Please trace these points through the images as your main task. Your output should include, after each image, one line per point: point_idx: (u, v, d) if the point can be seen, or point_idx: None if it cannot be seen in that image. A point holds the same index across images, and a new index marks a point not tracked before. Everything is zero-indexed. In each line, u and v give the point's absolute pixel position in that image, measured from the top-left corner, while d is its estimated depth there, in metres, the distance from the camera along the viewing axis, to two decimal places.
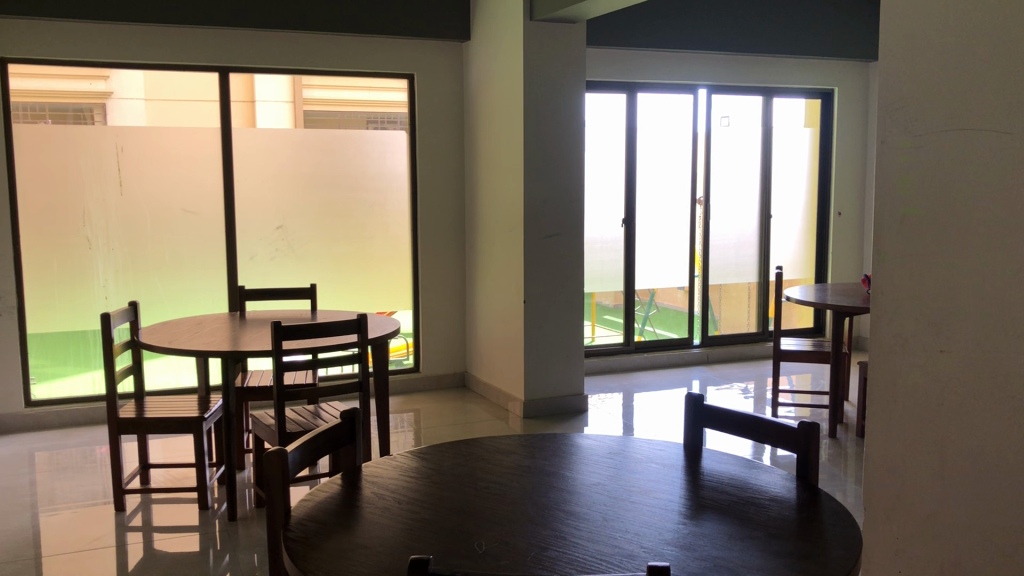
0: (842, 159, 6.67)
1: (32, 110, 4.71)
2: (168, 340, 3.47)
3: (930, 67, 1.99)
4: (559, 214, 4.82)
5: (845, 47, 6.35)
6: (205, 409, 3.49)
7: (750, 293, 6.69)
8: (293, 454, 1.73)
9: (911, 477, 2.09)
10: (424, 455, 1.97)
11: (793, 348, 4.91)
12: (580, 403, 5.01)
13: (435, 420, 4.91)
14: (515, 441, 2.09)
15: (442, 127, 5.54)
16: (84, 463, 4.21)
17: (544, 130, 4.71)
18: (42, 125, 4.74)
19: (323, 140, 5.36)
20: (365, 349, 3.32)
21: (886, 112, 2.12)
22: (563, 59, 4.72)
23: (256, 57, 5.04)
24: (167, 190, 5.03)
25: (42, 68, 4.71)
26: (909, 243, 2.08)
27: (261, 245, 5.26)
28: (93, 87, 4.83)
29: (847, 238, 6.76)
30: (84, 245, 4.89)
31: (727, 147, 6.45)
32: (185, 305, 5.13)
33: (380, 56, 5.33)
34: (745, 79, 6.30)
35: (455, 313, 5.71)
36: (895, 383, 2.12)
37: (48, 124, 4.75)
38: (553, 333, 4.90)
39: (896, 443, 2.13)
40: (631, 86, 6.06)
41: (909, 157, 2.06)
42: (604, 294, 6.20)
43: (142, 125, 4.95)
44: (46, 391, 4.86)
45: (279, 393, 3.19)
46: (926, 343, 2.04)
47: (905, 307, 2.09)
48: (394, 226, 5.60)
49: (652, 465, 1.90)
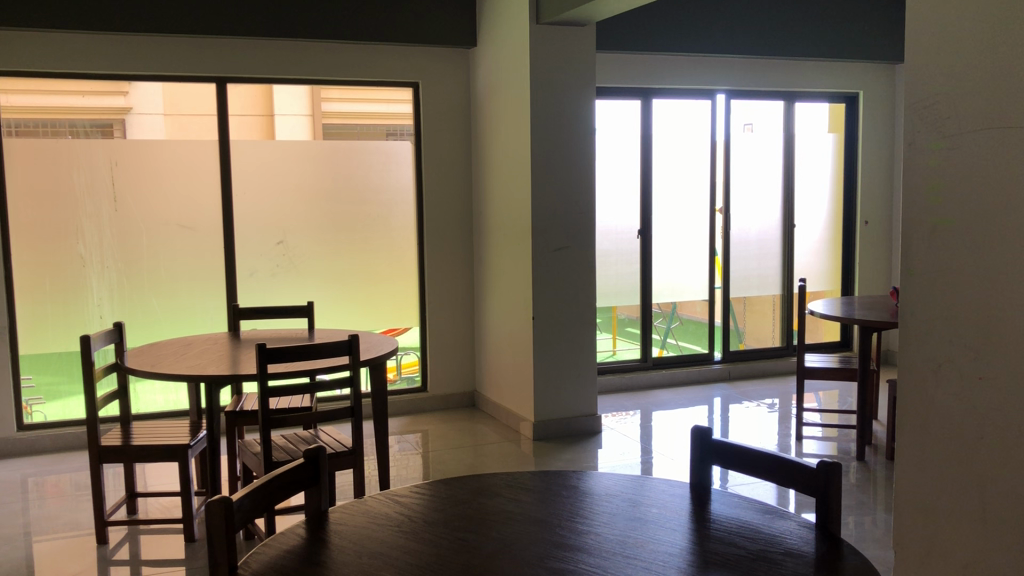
0: (868, 166, 6.41)
1: (45, 125, 4.63)
2: (152, 362, 3.30)
3: (961, 58, 1.78)
4: (569, 226, 4.62)
5: (868, 47, 6.13)
6: (192, 436, 3.32)
7: (774, 305, 6.43)
8: (242, 500, 1.54)
9: (948, 519, 1.86)
10: (401, 498, 1.77)
11: (818, 365, 4.66)
12: (593, 424, 4.80)
13: (442, 443, 4.72)
14: (503, 480, 1.88)
15: (448, 137, 5.35)
16: (73, 489, 4.05)
17: (552, 138, 4.52)
18: (58, 141, 4.66)
19: (326, 152, 5.20)
20: (357, 372, 3.13)
21: (913, 113, 1.91)
22: (571, 64, 4.53)
23: (256, 66, 4.89)
24: (166, 205, 4.90)
25: (52, 83, 4.62)
26: (940, 257, 1.87)
27: (262, 260, 5.11)
28: (110, 102, 4.74)
29: (874, 247, 6.49)
30: (79, 262, 4.76)
31: (749, 154, 6.22)
32: (184, 323, 4.98)
33: (384, 65, 5.17)
34: (764, 83, 6.08)
35: (464, 330, 5.51)
36: (925, 412, 1.91)
37: (63, 140, 4.67)
38: (565, 351, 4.68)
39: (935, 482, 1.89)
40: (645, 92, 5.84)
41: (940, 160, 1.85)
42: (624, 307, 5.98)
43: (158, 139, 4.85)
44: (43, 413, 4.73)
45: (264, 420, 3.01)
46: (959, 370, 1.82)
47: (938, 329, 1.88)
48: (400, 241, 5.43)
49: (654, 510, 1.69)
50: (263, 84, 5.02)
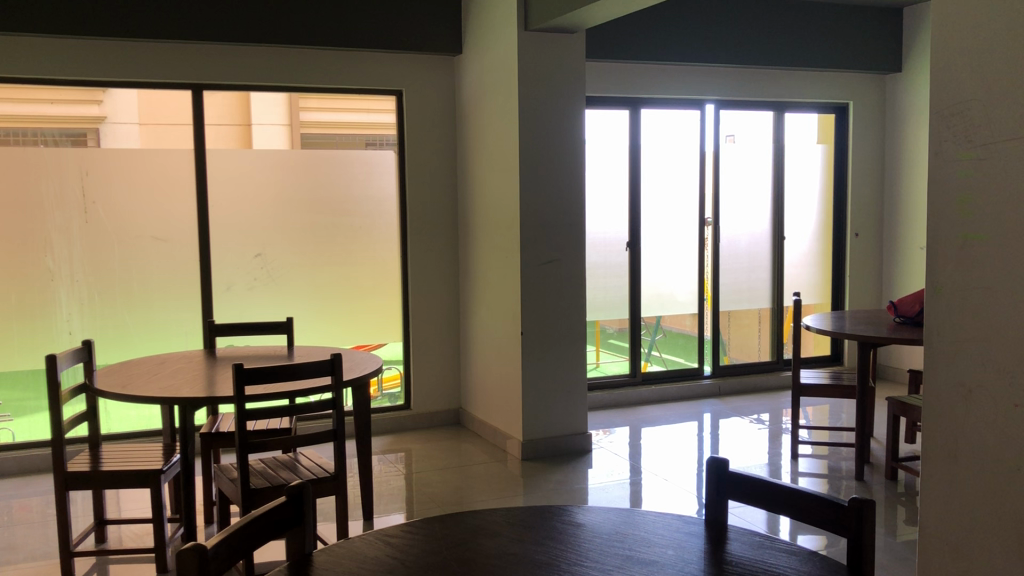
0: (859, 177, 6.33)
1: (13, 134, 4.46)
2: (122, 383, 3.13)
3: (994, 63, 1.68)
4: (558, 238, 4.49)
5: (858, 57, 6.04)
6: (166, 460, 3.15)
7: (762, 319, 6.33)
8: (218, 546, 1.39)
9: (986, 553, 1.75)
10: (393, 539, 1.61)
11: (810, 381, 4.55)
12: (583, 442, 4.66)
13: (427, 462, 4.56)
14: (501, 517, 1.73)
15: (432, 147, 5.21)
16: (38, 514, 3.87)
17: (541, 147, 4.39)
18: (26, 149, 4.48)
19: (307, 162, 5.04)
20: (340, 393, 2.98)
21: (940, 122, 1.81)
22: (562, 72, 4.41)
23: (235, 74, 4.74)
24: (139, 216, 4.72)
25: (21, 90, 4.44)
26: (970, 274, 1.77)
27: (239, 273, 4.95)
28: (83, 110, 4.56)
29: (865, 260, 6.41)
30: (47, 276, 4.57)
31: (736, 166, 6.12)
32: (158, 339, 4.81)
33: (367, 73, 5.03)
34: (753, 93, 5.99)
35: (449, 345, 5.37)
36: (956, 439, 1.81)
37: (32, 149, 4.49)
38: (553, 367, 4.55)
39: (973, 512, 1.78)
40: (634, 101, 5.74)
41: (972, 171, 1.75)
42: (608, 320, 5.84)
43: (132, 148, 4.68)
44: (8, 433, 4.54)
45: (242, 443, 2.84)
46: (994, 397, 1.72)
47: (969, 352, 1.78)
48: (384, 253, 5.28)
49: (669, 552, 1.55)
50: (240, 91, 4.87)
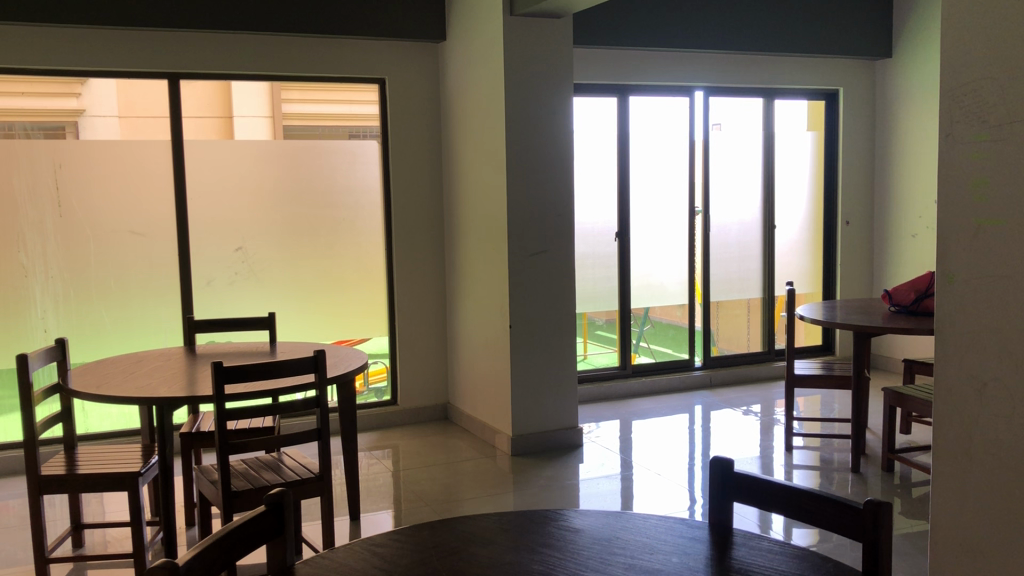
0: (848, 164, 6.27)
1: None
2: (98, 383, 3.02)
3: (1011, 39, 1.60)
4: (546, 229, 4.40)
5: (847, 42, 5.97)
6: (145, 462, 3.04)
7: (751, 309, 6.26)
8: (191, 562, 1.29)
9: (1001, 552, 1.68)
10: (378, 549, 1.52)
11: (802, 372, 4.49)
12: (574, 437, 4.57)
13: (415, 459, 4.47)
14: (493, 523, 1.64)
15: (416, 137, 5.10)
16: (14, 518, 3.76)
17: (528, 135, 4.29)
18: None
19: (288, 154, 4.93)
20: (324, 391, 2.88)
21: (952, 104, 1.73)
22: (548, 59, 4.32)
23: (213, 62, 4.62)
24: (115, 210, 4.59)
25: None
26: (984, 262, 1.69)
27: (219, 267, 4.83)
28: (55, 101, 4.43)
29: (855, 248, 6.35)
30: (20, 272, 4.45)
31: (724, 154, 6.04)
32: (137, 335, 4.69)
33: (349, 61, 4.91)
34: (741, 80, 5.91)
35: (436, 338, 5.27)
36: (969, 435, 1.73)
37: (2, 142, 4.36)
38: (541, 360, 4.45)
39: (989, 509, 1.70)
40: (622, 89, 5.64)
41: (985, 153, 1.67)
42: (596, 312, 5.75)
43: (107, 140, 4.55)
44: None
45: (223, 444, 2.74)
46: (1011, 388, 1.64)
47: (983, 343, 1.70)
48: (368, 246, 5.17)
49: (674, 559, 1.46)
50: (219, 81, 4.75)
